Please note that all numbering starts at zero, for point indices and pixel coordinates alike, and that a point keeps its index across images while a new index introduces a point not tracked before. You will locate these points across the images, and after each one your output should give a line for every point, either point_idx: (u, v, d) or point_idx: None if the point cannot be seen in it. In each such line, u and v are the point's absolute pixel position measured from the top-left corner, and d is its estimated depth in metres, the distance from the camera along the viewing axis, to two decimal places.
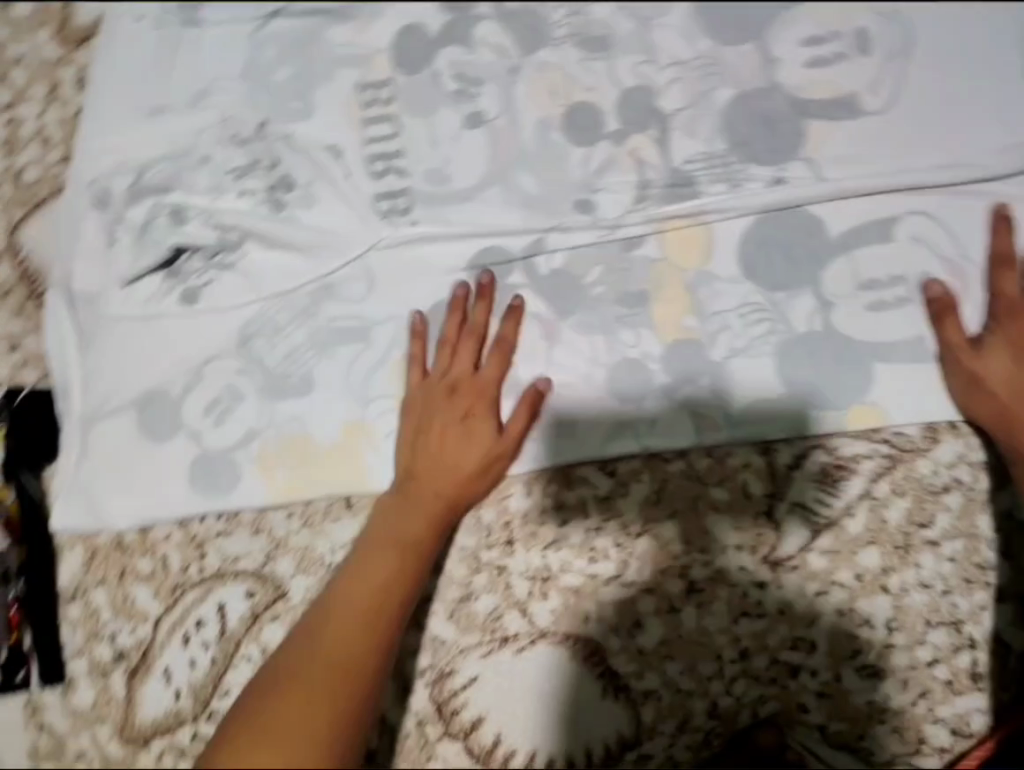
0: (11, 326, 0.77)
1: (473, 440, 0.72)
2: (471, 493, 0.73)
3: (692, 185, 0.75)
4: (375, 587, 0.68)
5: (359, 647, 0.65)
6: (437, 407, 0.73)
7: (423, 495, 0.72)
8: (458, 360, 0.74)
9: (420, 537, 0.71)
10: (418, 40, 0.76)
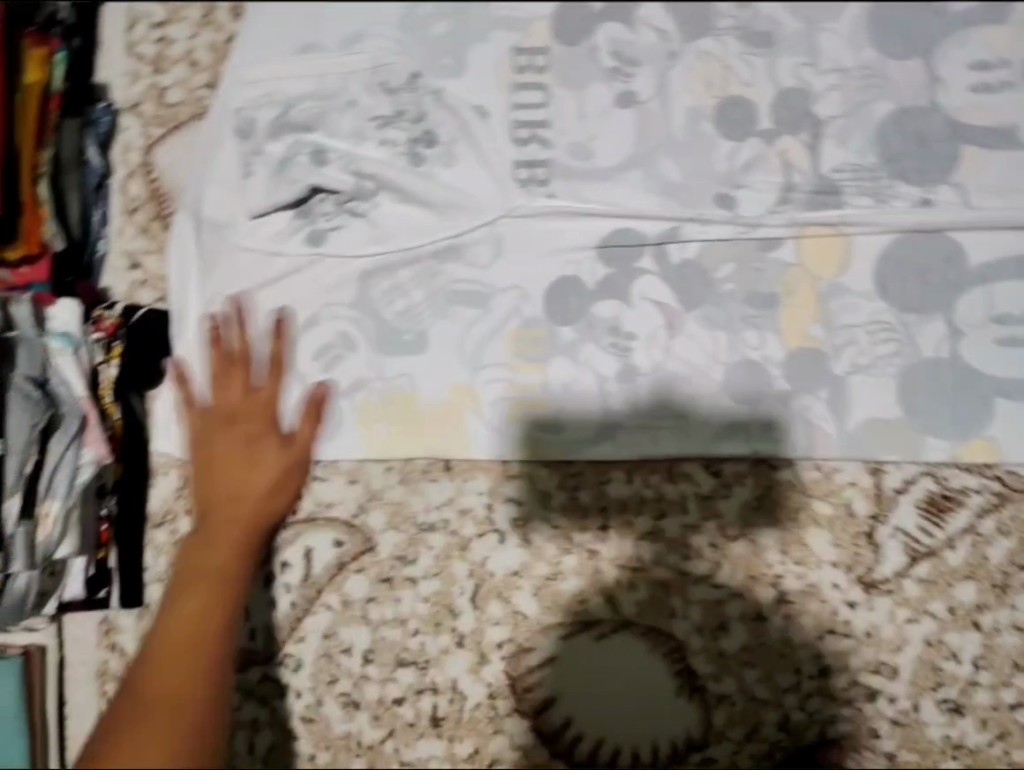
0: (135, 243, 0.77)
1: (269, 456, 0.72)
2: (278, 504, 0.71)
3: (836, 194, 0.73)
4: (184, 630, 0.60)
5: (174, 701, 0.56)
6: (231, 428, 0.72)
7: (230, 521, 0.68)
8: (233, 386, 0.73)
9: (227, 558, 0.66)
10: (581, 12, 0.75)
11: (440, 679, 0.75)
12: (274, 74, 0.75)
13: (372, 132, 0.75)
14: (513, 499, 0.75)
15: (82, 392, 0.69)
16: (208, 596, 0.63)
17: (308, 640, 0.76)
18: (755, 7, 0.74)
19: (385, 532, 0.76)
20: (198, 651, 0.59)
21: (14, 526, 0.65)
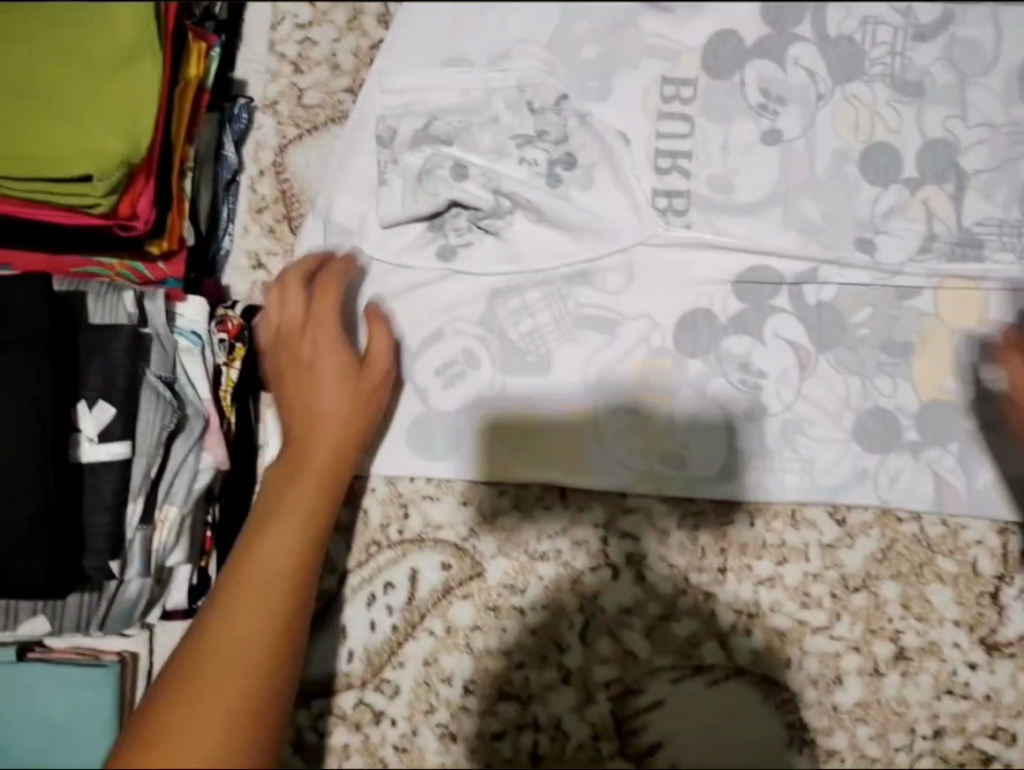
0: (261, 242, 0.75)
1: (340, 379, 0.69)
2: (346, 431, 0.68)
3: (979, 248, 0.72)
4: (274, 555, 0.59)
5: (257, 648, 0.53)
6: (301, 352, 0.69)
7: (313, 446, 0.67)
8: (292, 305, 0.70)
9: (315, 493, 0.65)
10: (734, 45, 0.74)
11: (542, 716, 0.72)
12: (419, 83, 0.75)
13: (511, 145, 0.74)
14: (628, 533, 0.73)
15: (206, 395, 0.67)
16: (294, 534, 0.61)
17: (407, 666, 0.73)
18: (908, 56, 0.73)
19: (494, 558, 0.73)
20: (285, 590, 0.57)
21: (133, 531, 0.63)
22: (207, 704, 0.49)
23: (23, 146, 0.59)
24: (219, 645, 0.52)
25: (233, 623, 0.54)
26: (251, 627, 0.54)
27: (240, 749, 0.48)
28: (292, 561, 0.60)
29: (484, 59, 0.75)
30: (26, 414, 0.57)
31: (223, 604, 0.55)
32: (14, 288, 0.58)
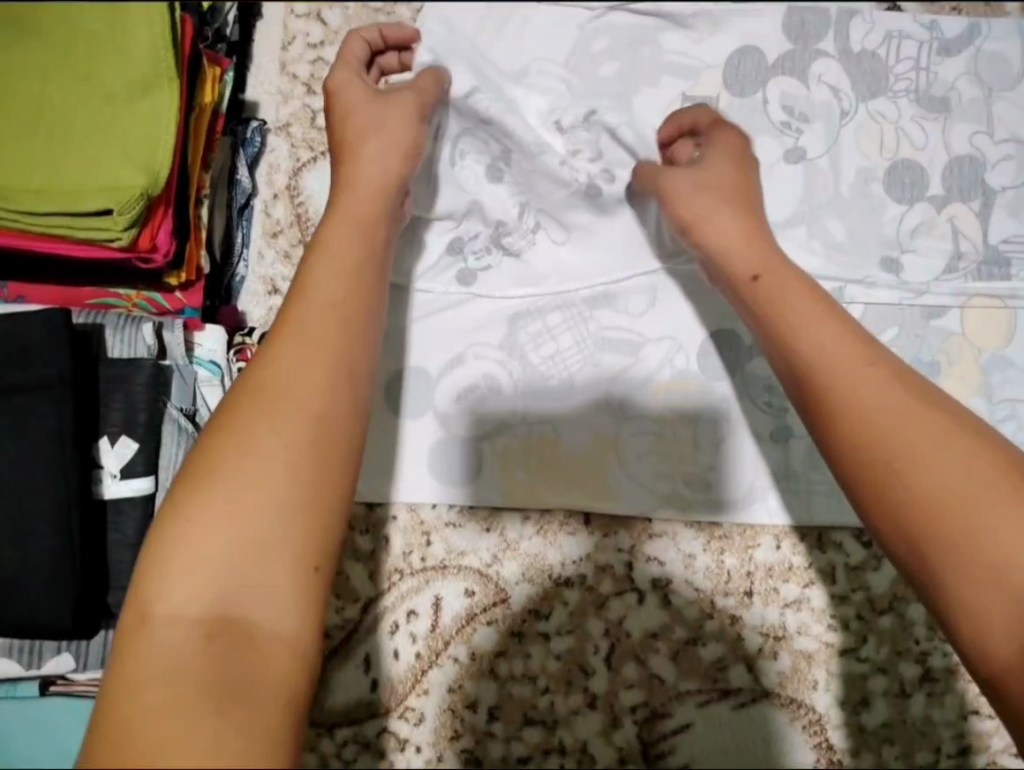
0: (274, 269, 0.74)
1: (377, 111, 0.64)
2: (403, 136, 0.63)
3: (1006, 268, 0.73)
4: (324, 297, 0.51)
5: (309, 386, 0.46)
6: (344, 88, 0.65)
7: (360, 192, 0.59)
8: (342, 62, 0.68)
9: (355, 233, 0.56)
10: (754, 63, 0.76)
11: (568, 740, 0.72)
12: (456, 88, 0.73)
13: (533, 159, 0.73)
14: (654, 558, 0.73)
15: None
16: (342, 261, 0.54)
17: (432, 693, 0.73)
18: (933, 71, 0.75)
19: (518, 584, 0.73)
20: (335, 330, 0.49)
21: None
22: (258, 447, 0.44)
23: (40, 180, 0.58)
24: (267, 384, 0.46)
25: (284, 370, 0.47)
26: (296, 376, 0.46)
27: (303, 512, 0.43)
28: (339, 302, 0.51)
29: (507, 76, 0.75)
30: (48, 451, 0.56)
31: (269, 345, 0.48)
32: (34, 324, 0.58)
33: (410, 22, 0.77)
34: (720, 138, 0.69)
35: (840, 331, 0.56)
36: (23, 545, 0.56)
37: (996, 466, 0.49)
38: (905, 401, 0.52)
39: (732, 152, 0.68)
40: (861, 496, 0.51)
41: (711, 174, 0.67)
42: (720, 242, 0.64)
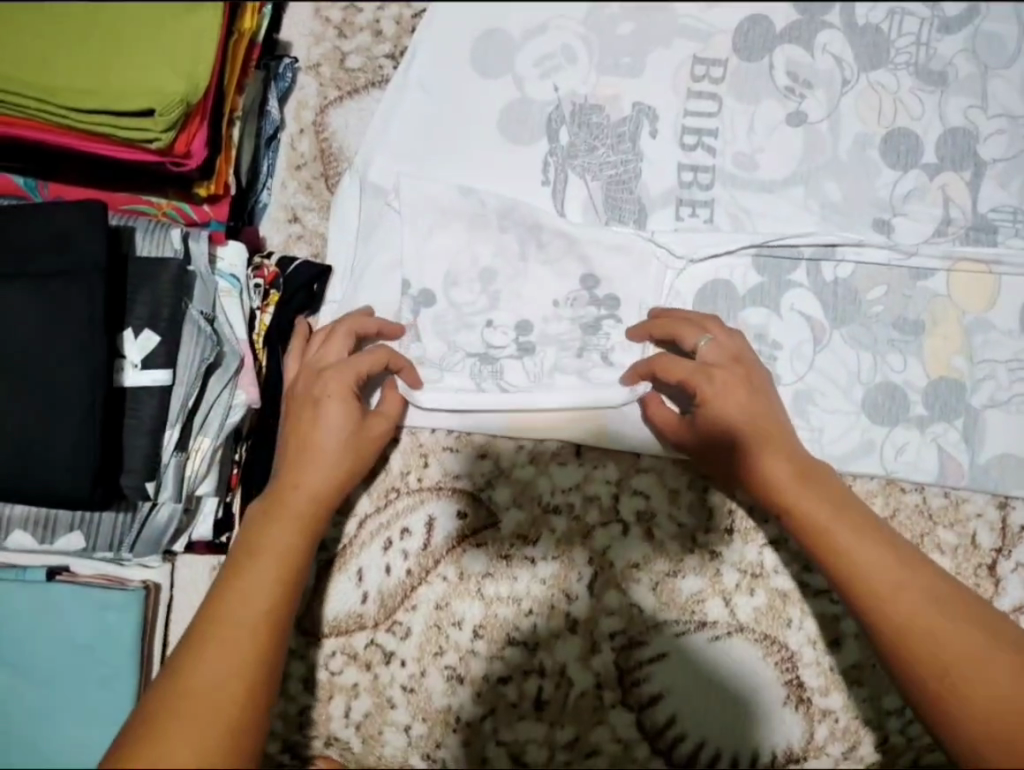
0: (297, 199, 0.80)
1: (342, 416, 0.68)
2: (374, 444, 0.70)
3: (992, 234, 0.77)
4: (255, 593, 0.57)
5: (229, 679, 0.52)
6: (326, 379, 0.68)
7: (304, 471, 0.66)
8: (328, 351, 0.70)
9: (293, 514, 0.64)
10: (764, 31, 0.80)
11: (548, 663, 0.75)
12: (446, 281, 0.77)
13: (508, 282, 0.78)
14: (639, 491, 0.76)
15: (242, 336, 0.70)
16: (273, 553, 0.61)
17: (420, 610, 0.75)
18: (933, 47, 0.79)
19: (509, 509, 0.76)
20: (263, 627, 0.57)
21: (168, 456, 0.66)
22: (175, 745, 0.48)
23: (86, 82, 0.62)
24: (191, 683, 0.52)
25: (205, 669, 0.52)
26: (216, 665, 0.53)
27: None
28: (266, 595, 0.58)
29: (506, 312, 0.77)
30: (77, 328, 0.60)
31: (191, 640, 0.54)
32: (74, 212, 0.62)
33: None
34: (721, 371, 0.68)
35: (858, 527, 0.62)
36: (47, 416, 0.59)
37: (996, 637, 0.57)
38: (920, 592, 0.58)
39: (755, 387, 0.69)
40: (897, 668, 0.57)
41: (722, 417, 0.67)
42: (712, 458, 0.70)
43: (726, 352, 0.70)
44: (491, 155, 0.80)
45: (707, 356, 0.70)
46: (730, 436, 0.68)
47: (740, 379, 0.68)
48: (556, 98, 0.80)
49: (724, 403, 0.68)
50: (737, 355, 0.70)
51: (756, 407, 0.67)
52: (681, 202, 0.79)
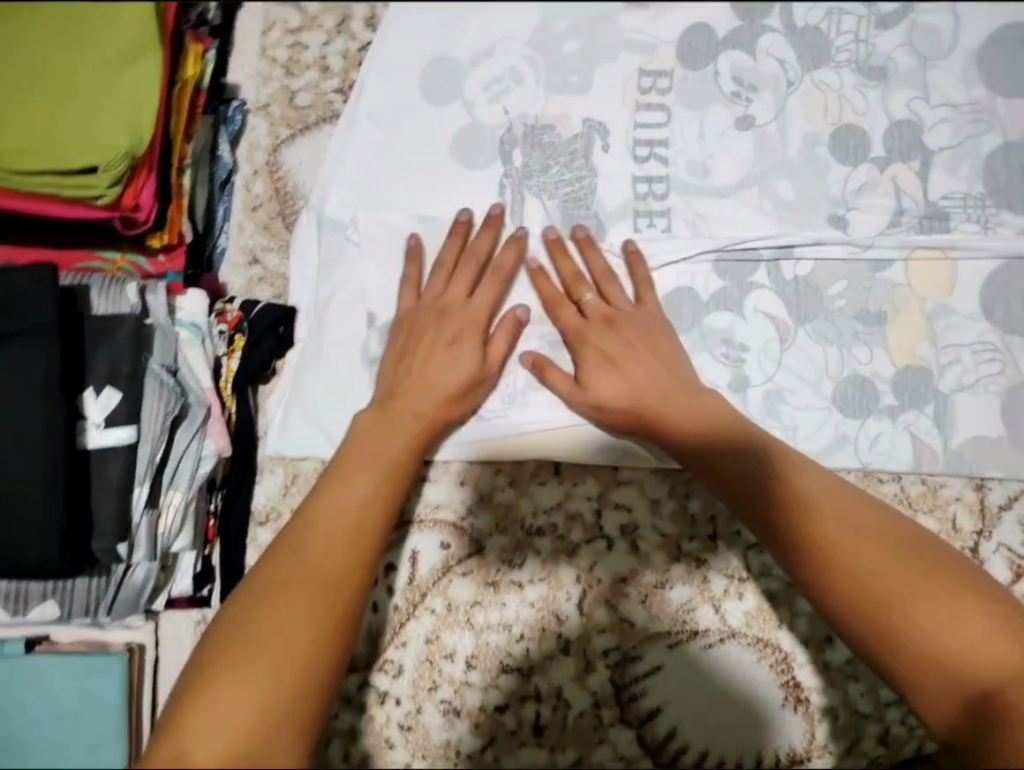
0: (255, 241, 0.80)
1: (465, 363, 0.72)
2: (475, 398, 0.74)
3: (946, 220, 0.78)
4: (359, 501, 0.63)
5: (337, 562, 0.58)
6: (429, 328, 0.73)
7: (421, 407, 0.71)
8: (455, 283, 0.75)
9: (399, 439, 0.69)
10: (706, 39, 0.81)
11: (544, 686, 0.74)
12: None
13: None
14: (621, 505, 0.76)
15: (208, 384, 0.70)
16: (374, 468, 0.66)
17: (410, 645, 0.75)
18: (872, 43, 0.81)
19: (492, 535, 0.76)
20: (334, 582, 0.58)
21: (139, 514, 0.65)
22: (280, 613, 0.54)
23: (29, 141, 0.62)
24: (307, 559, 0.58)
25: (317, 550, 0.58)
26: (329, 549, 0.58)
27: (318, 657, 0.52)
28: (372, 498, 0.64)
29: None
30: (38, 395, 0.59)
31: (255, 592, 0.55)
32: (25, 275, 0.61)
33: (381, 8, 0.84)
34: (597, 333, 0.74)
35: (817, 484, 0.64)
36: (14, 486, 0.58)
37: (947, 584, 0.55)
38: (887, 553, 0.57)
39: (637, 339, 0.74)
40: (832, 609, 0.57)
41: (623, 376, 0.72)
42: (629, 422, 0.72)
43: (612, 311, 0.75)
44: (445, 181, 0.80)
45: (591, 312, 0.75)
46: (637, 396, 0.71)
47: (617, 332, 0.74)
48: (507, 121, 0.81)
49: (600, 358, 0.73)
50: (624, 310, 0.75)
51: (650, 364, 0.73)
52: (638, 214, 0.80)
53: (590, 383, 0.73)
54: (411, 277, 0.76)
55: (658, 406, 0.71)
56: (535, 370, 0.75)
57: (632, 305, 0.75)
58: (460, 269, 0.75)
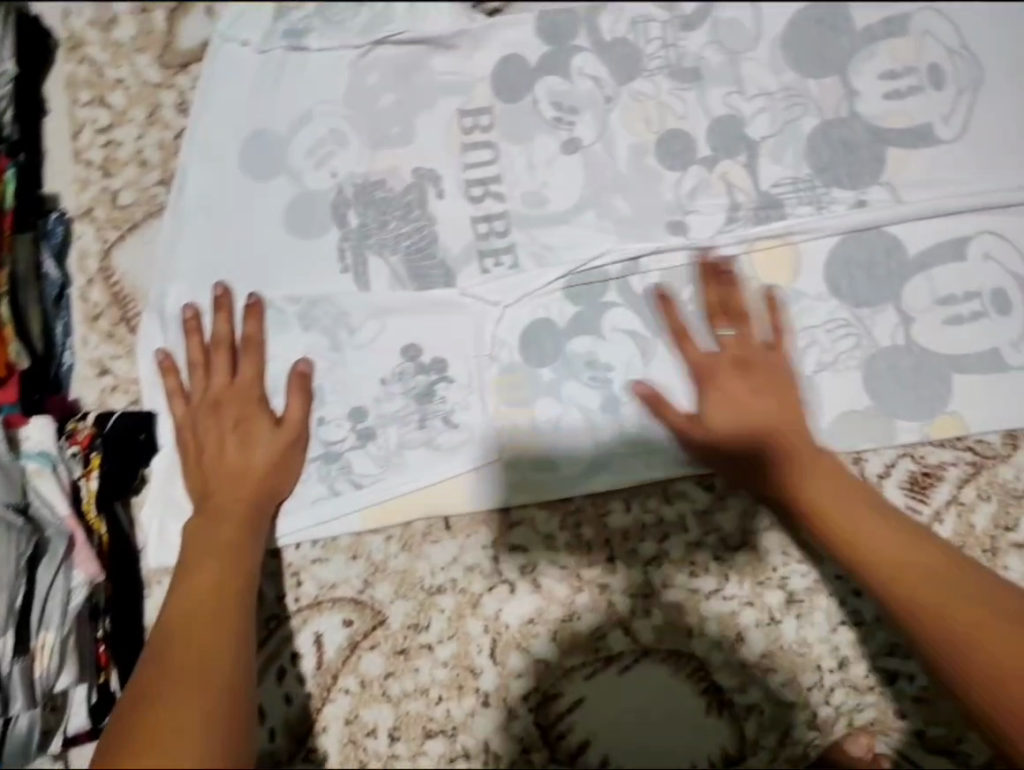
0: (103, 350, 0.79)
1: (265, 437, 0.74)
2: (295, 457, 0.75)
3: (779, 207, 0.79)
4: (212, 585, 0.65)
5: (215, 650, 0.60)
6: (206, 423, 0.74)
7: (247, 484, 0.72)
8: (213, 375, 0.75)
9: (237, 520, 0.70)
10: (519, 69, 0.81)
11: (470, 743, 0.74)
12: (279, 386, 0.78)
13: (335, 372, 0.78)
14: (517, 547, 0.76)
15: (65, 511, 0.68)
16: (220, 555, 0.68)
17: (331, 729, 0.74)
18: (681, 45, 0.81)
19: (394, 602, 0.76)
20: (214, 659, 0.58)
21: (9, 667, 0.63)
22: (168, 716, 0.53)
23: None
24: (181, 661, 0.58)
25: (190, 650, 0.59)
26: (202, 644, 0.60)
27: (226, 742, 0.53)
28: (222, 581, 0.66)
29: (337, 405, 0.77)
30: None
31: (131, 705, 0.55)
32: None
33: (190, 91, 0.83)
34: (727, 373, 0.75)
35: (908, 534, 0.64)
36: None
37: None
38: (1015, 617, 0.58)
39: (761, 384, 0.75)
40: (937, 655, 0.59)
41: (727, 413, 0.74)
42: (742, 456, 0.73)
43: (744, 350, 0.76)
44: (285, 256, 0.80)
45: (726, 346, 0.76)
46: (744, 435, 0.73)
47: (745, 374, 0.75)
48: (335, 183, 0.81)
49: (722, 396, 0.74)
50: (761, 352, 0.76)
51: (785, 403, 0.74)
52: (483, 255, 0.80)
53: (706, 415, 0.75)
54: (173, 390, 0.75)
55: (751, 444, 0.72)
56: (647, 403, 0.77)
57: (766, 348, 0.76)
58: (212, 360, 0.76)
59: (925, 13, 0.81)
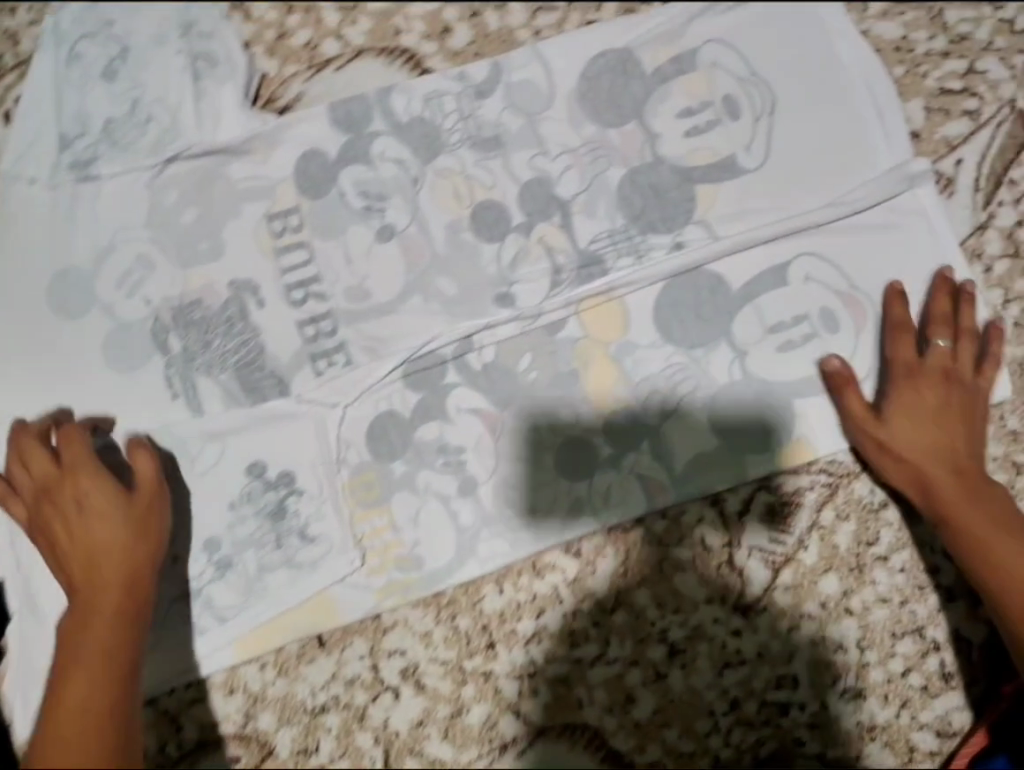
0: None
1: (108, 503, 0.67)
2: (156, 516, 0.68)
3: (600, 264, 0.79)
4: (88, 678, 0.58)
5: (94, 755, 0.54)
6: (43, 519, 0.68)
7: (101, 560, 0.65)
8: (37, 468, 0.69)
9: (106, 602, 0.63)
10: (319, 164, 0.80)
11: None
12: None
13: (180, 507, 0.75)
14: (395, 651, 0.76)
15: None
16: (95, 643, 0.60)
17: None
18: (477, 114, 0.81)
19: (279, 731, 0.75)
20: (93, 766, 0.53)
21: None
22: None
23: None
24: None
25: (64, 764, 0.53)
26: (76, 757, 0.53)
27: None
28: (99, 669, 0.59)
29: (188, 540, 0.75)
30: None
31: None
32: None
33: None
34: (927, 379, 0.74)
35: None
36: None
37: None
38: None
39: (956, 401, 0.74)
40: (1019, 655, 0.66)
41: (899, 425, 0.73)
42: (909, 462, 0.73)
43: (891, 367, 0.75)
44: (109, 395, 0.77)
45: (929, 356, 0.75)
46: (935, 443, 0.72)
47: (946, 384, 0.74)
48: (150, 311, 0.78)
49: (914, 398, 0.74)
50: (963, 369, 0.75)
51: (971, 414, 0.74)
52: (315, 357, 0.78)
53: (890, 416, 0.74)
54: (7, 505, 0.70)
55: (940, 455, 0.72)
56: (831, 380, 0.76)
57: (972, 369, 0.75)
58: (32, 456, 0.70)
59: (711, 46, 0.82)
